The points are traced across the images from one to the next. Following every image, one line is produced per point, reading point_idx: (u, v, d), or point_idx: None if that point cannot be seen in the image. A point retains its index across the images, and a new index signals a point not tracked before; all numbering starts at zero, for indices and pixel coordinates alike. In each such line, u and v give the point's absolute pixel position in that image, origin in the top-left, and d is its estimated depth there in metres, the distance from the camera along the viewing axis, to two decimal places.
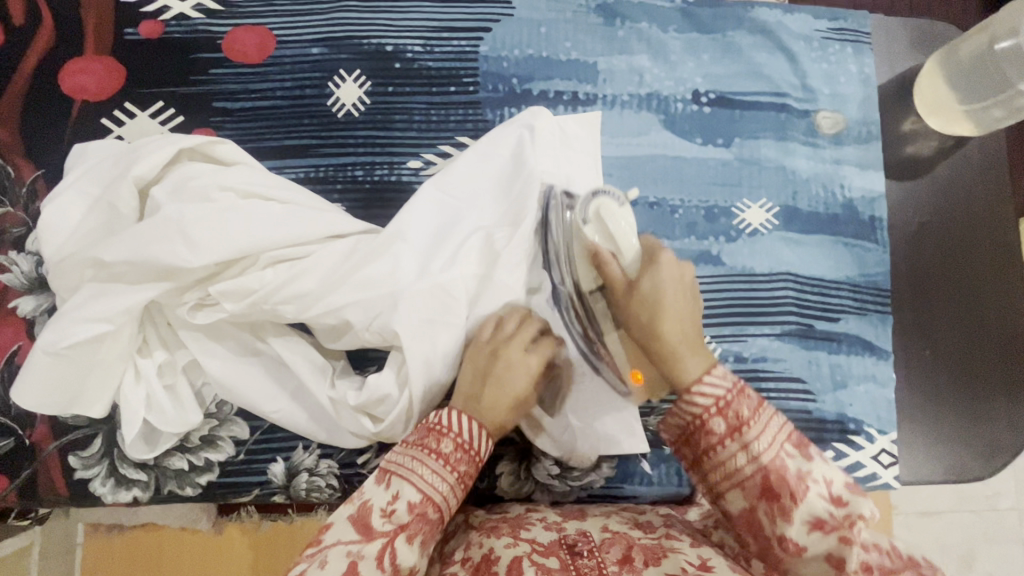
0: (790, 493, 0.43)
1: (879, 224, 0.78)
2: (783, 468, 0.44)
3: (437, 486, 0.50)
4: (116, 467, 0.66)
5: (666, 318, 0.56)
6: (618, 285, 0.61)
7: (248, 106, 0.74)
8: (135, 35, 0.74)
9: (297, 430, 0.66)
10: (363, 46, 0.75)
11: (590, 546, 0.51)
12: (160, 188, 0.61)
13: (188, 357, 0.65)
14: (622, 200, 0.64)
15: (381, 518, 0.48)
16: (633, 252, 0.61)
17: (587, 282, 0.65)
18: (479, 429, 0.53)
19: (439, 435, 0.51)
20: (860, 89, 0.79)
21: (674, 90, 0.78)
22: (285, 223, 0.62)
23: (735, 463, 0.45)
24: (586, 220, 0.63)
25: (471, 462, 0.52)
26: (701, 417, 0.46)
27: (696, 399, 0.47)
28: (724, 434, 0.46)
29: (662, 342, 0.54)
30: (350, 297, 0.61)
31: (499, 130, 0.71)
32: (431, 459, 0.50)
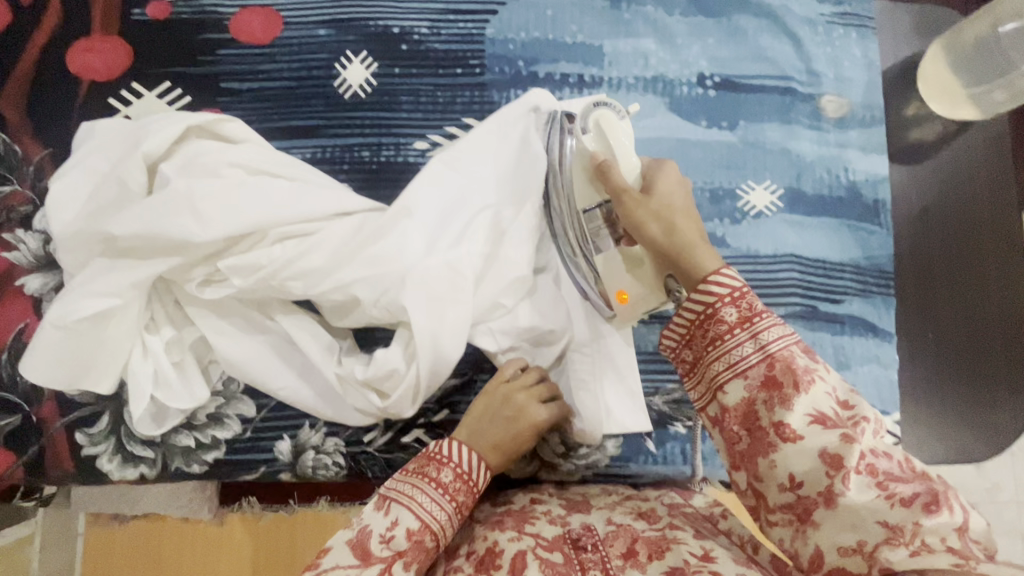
0: (794, 382, 0.42)
1: (882, 207, 0.78)
2: (791, 358, 0.43)
3: (435, 513, 0.50)
4: (123, 443, 0.67)
5: (680, 227, 0.54)
6: (624, 191, 0.56)
7: (255, 87, 0.74)
8: (142, 15, 0.74)
9: (303, 408, 0.67)
10: (370, 28, 0.76)
11: (594, 539, 0.51)
12: (169, 164, 0.61)
13: (196, 334, 0.65)
14: (623, 114, 0.61)
15: (380, 544, 0.49)
16: (635, 161, 0.58)
17: (583, 198, 0.62)
18: (479, 460, 0.53)
19: (439, 465, 0.52)
20: (865, 73, 0.80)
21: (679, 73, 0.78)
22: (293, 200, 0.62)
23: (741, 351, 0.45)
24: (586, 130, 0.60)
25: (469, 491, 0.52)
26: (712, 307, 0.46)
27: (707, 290, 0.46)
28: (733, 323, 0.45)
29: (680, 252, 0.52)
30: (358, 273, 0.62)
31: (507, 109, 0.71)
32: (429, 487, 0.51)
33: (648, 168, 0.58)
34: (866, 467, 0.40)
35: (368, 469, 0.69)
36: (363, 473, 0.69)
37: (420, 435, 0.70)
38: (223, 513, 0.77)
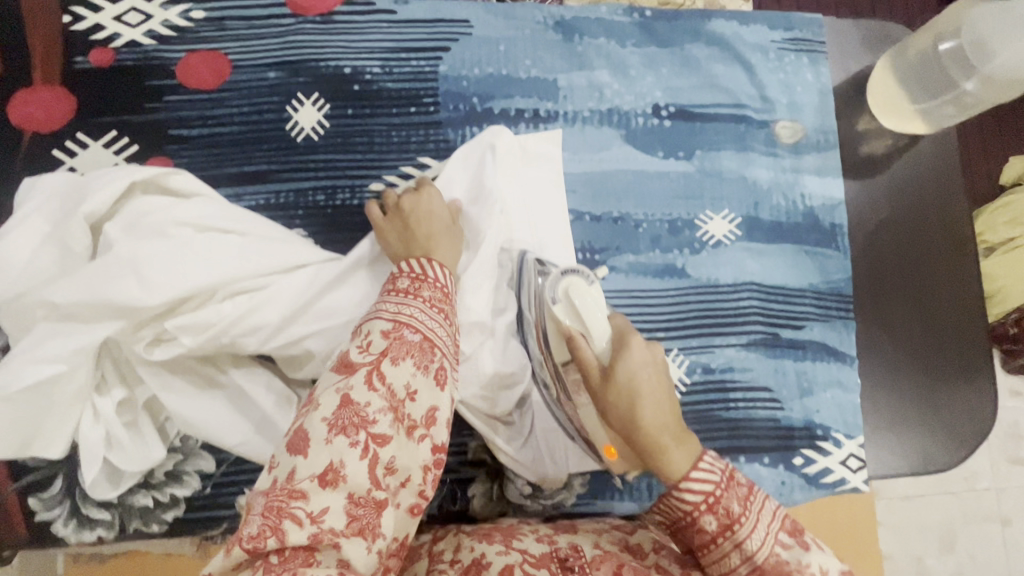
0: None
1: (840, 231, 0.79)
2: (777, 565, 0.42)
3: (406, 312, 0.52)
4: (78, 507, 0.65)
5: (646, 408, 0.47)
6: (591, 372, 0.51)
7: (206, 133, 0.73)
8: (85, 64, 0.72)
9: (263, 462, 0.65)
10: (320, 69, 0.74)
11: (581, 561, 0.50)
12: (112, 224, 0.59)
13: (148, 393, 0.64)
14: (593, 279, 0.59)
15: (360, 353, 0.49)
16: (605, 333, 0.53)
17: (559, 352, 0.59)
18: (431, 261, 0.57)
19: (395, 278, 0.55)
20: (817, 98, 0.80)
21: (634, 105, 0.78)
22: (242, 254, 0.61)
23: (730, 560, 0.43)
24: (557, 303, 0.57)
25: (438, 289, 0.55)
26: (691, 514, 0.44)
27: (686, 497, 0.44)
28: (716, 532, 0.43)
29: (642, 437, 0.46)
30: (311, 327, 0.62)
31: (464, 150, 0.70)
32: (396, 297, 0.53)
33: (620, 329, 0.53)
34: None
35: None
36: None
37: None
38: None
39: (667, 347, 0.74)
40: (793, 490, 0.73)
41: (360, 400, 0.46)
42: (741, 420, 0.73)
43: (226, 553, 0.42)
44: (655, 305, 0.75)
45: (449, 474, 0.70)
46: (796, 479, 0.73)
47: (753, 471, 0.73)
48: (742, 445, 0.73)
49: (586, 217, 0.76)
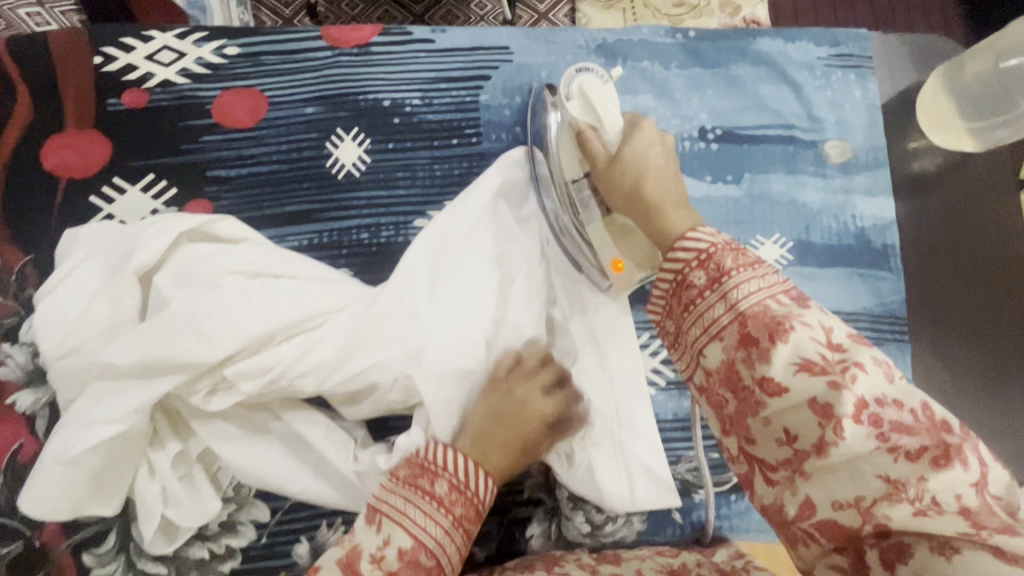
0: (769, 333, 0.41)
1: (892, 251, 0.77)
2: (764, 312, 0.42)
3: (430, 530, 0.49)
4: (133, 561, 0.64)
5: (649, 180, 0.56)
6: (599, 158, 0.60)
7: (244, 173, 0.71)
8: (118, 105, 0.70)
9: (324, 504, 0.65)
10: (359, 102, 0.72)
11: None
12: (163, 276, 0.58)
13: (201, 445, 0.63)
14: (604, 77, 0.65)
15: (371, 564, 0.48)
16: (613, 121, 0.61)
17: (569, 170, 0.65)
18: (477, 470, 0.52)
19: (433, 476, 0.51)
20: (866, 114, 0.79)
21: (680, 128, 0.76)
22: (294, 297, 0.60)
23: (713, 312, 0.44)
24: (569, 98, 0.64)
25: (468, 503, 0.51)
26: (683, 272, 0.46)
27: (677, 253, 0.47)
28: (705, 286, 0.45)
29: (648, 205, 0.54)
30: (372, 360, 0.60)
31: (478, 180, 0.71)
32: (422, 500, 0.50)
33: (628, 125, 0.61)
34: (867, 417, 0.37)
35: None
36: None
37: None
38: None
39: None
40: None
41: None
42: None
43: None
44: None
45: (505, 513, 0.69)
46: None
47: None
48: None
49: None
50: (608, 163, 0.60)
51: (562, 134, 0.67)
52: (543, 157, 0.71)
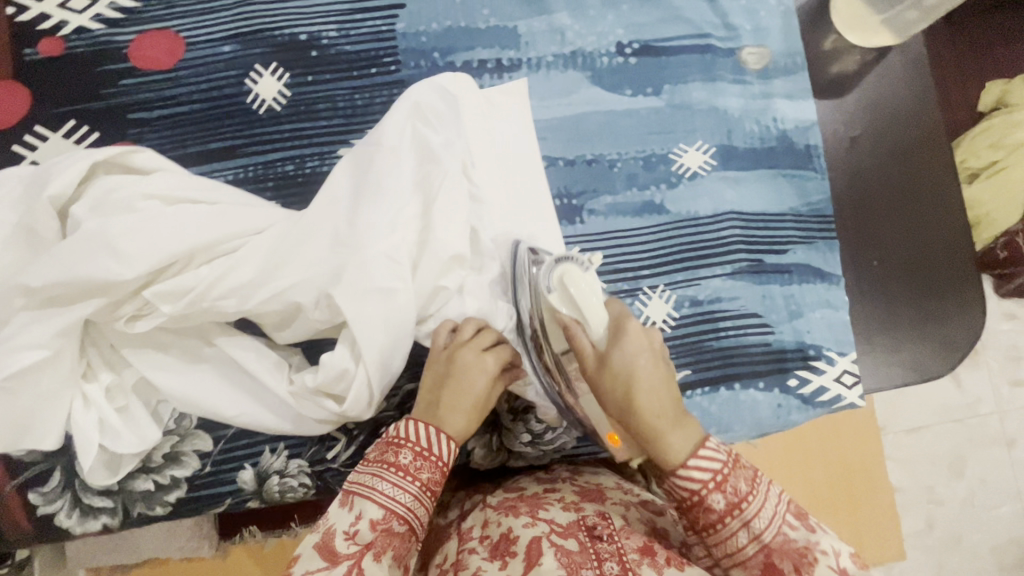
0: (795, 566, 0.42)
1: (816, 151, 0.79)
2: (785, 542, 0.43)
3: (400, 498, 0.51)
4: (79, 497, 0.65)
5: (643, 395, 0.47)
6: (587, 358, 0.51)
7: (166, 114, 0.71)
8: (35, 55, 0.71)
9: (263, 429, 0.65)
10: (276, 37, 0.73)
11: (609, 529, 0.54)
12: (78, 206, 0.58)
13: (136, 375, 0.63)
14: (588, 264, 0.56)
15: (346, 541, 0.48)
16: (602, 321, 0.52)
17: (557, 343, 0.59)
18: (437, 434, 0.54)
19: (397, 449, 0.53)
20: (781, 21, 0.80)
21: (597, 45, 0.77)
22: (210, 219, 0.60)
23: (737, 540, 0.44)
24: (551, 291, 0.55)
25: (433, 467, 0.53)
26: (698, 494, 0.44)
27: (691, 477, 0.44)
28: (723, 511, 0.44)
29: (644, 428, 0.47)
30: (293, 277, 0.60)
31: (390, 109, 0.67)
32: (390, 472, 0.51)
33: (619, 315, 0.51)
34: None
35: (336, 485, 0.68)
36: (332, 488, 0.69)
37: None
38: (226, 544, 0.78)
39: (652, 284, 0.74)
40: (790, 411, 0.74)
41: None
42: (732, 349, 0.74)
43: None
44: (638, 243, 0.75)
45: None
46: (792, 401, 0.74)
47: (748, 397, 0.73)
48: (735, 371, 0.73)
49: (560, 162, 0.75)
50: (595, 374, 0.51)
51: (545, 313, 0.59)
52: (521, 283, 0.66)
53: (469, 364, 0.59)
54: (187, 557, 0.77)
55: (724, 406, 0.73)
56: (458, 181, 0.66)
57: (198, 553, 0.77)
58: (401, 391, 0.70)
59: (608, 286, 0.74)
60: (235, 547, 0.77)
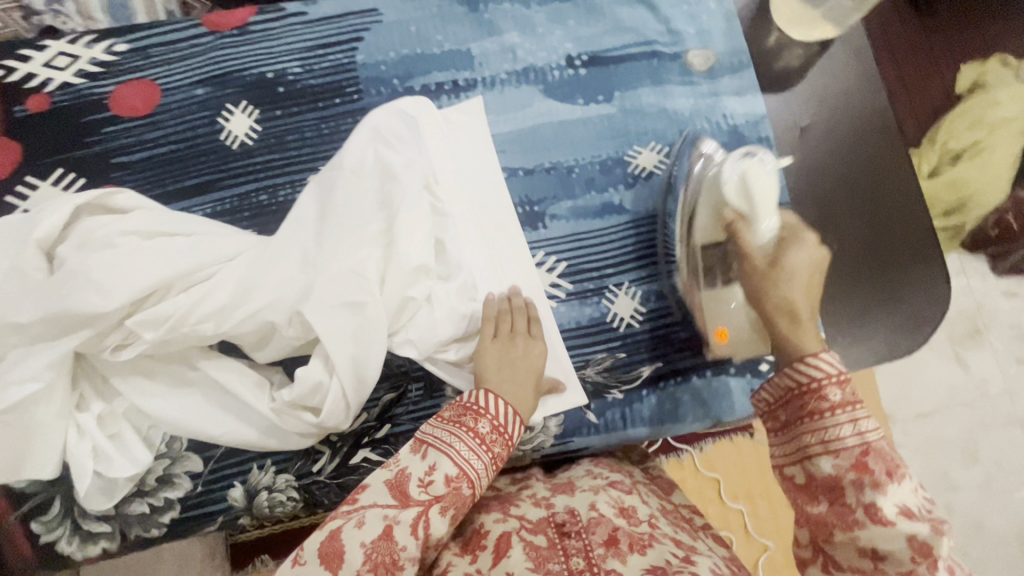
0: (886, 469, 0.47)
1: (768, 143, 0.81)
2: (883, 450, 0.48)
3: (473, 463, 0.56)
4: (79, 523, 0.68)
5: (797, 296, 0.59)
6: (748, 250, 0.63)
7: (146, 156, 0.76)
8: (23, 112, 0.76)
9: (250, 447, 0.68)
10: (245, 78, 0.78)
11: (578, 527, 0.58)
12: (65, 246, 0.63)
13: (126, 403, 0.67)
14: (767, 164, 0.66)
15: (418, 488, 0.54)
16: (771, 218, 0.63)
17: (706, 236, 0.68)
18: (514, 414, 0.61)
19: (476, 416, 0.58)
20: (723, 23, 0.84)
21: (547, 60, 0.81)
22: (189, 251, 0.64)
23: (840, 430, 0.50)
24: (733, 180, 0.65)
25: (504, 443, 0.59)
26: (818, 382, 0.52)
27: (811, 369, 0.52)
28: (836, 402, 0.51)
29: (789, 321, 0.58)
30: (266, 298, 0.63)
31: (351, 136, 0.72)
32: (467, 436, 0.57)
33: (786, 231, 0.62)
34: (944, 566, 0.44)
35: (322, 498, 0.71)
36: (318, 501, 0.71)
37: (366, 454, 0.71)
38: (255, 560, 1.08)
39: (617, 282, 0.77)
40: None
41: (398, 540, 0.51)
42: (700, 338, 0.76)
43: (291, 562, 0.51)
44: (602, 243, 0.77)
45: None
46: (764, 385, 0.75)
47: (721, 382, 0.75)
48: (705, 361, 0.75)
49: (520, 172, 0.79)
50: (761, 250, 0.62)
51: (704, 198, 0.69)
52: (682, 184, 0.74)
53: (530, 347, 0.68)
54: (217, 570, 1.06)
55: (695, 395, 0.75)
56: (420, 197, 0.70)
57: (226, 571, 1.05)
58: (380, 402, 0.73)
59: (574, 287, 0.76)
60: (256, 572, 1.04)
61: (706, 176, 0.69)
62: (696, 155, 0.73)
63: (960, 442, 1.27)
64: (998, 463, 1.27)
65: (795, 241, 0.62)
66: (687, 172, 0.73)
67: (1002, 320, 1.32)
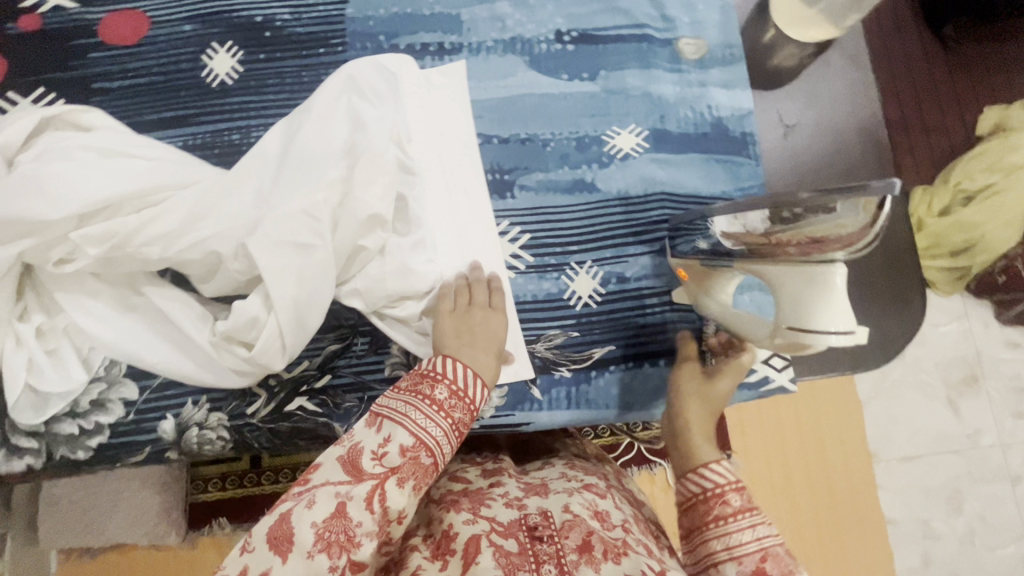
0: (783, 574, 0.49)
1: (751, 139, 0.80)
2: (780, 556, 0.50)
3: (431, 430, 0.53)
4: (7, 437, 0.67)
5: (691, 409, 0.62)
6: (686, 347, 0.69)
7: (127, 85, 0.77)
8: (14, 29, 0.77)
9: (184, 380, 0.67)
10: (232, 19, 0.79)
11: (550, 530, 0.54)
12: (26, 154, 0.63)
13: (67, 320, 0.66)
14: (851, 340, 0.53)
15: (372, 462, 0.50)
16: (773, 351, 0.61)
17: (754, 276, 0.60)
18: (473, 377, 0.58)
19: (433, 383, 0.55)
20: (719, 15, 0.83)
21: (536, 32, 0.81)
22: (146, 174, 0.64)
23: (740, 536, 0.51)
24: (789, 334, 0.56)
25: (466, 408, 0.56)
26: (720, 488, 0.53)
27: (707, 475, 0.54)
28: (738, 508, 0.52)
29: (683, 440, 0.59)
30: (214, 229, 0.63)
31: (324, 84, 0.71)
32: (424, 404, 0.54)
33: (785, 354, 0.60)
34: None
35: (252, 441, 0.70)
36: (249, 443, 0.70)
37: (303, 402, 0.70)
38: (194, 534, 1.06)
39: (579, 260, 0.75)
40: None
41: (353, 516, 0.47)
42: (659, 324, 0.74)
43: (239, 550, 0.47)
44: (569, 219, 0.76)
45: (366, 391, 0.71)
46: None
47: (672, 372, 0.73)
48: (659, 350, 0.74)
49: (494, 139, 0.78)
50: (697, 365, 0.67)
51: (775, 270, 0.56)
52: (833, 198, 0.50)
53: (485, 320, 0.65)
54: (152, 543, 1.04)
55: (645, 381, 0.73)
56: (385, 151, 0.69)
57: (164, 540, 1.04)
58: (324, 352, 0.72)
59: (534, 259, 0.75)
60: (202, 537, 1.06)
61: (819, 269, 0.53)
62: (846, 236, 0.50)
63: (945, 491, 1.22)
64: (983, 518, 1.22)
65: (733, 365, 0.65)
66: (805, 211, 0.52)
67: (1002, 371, 1.27)
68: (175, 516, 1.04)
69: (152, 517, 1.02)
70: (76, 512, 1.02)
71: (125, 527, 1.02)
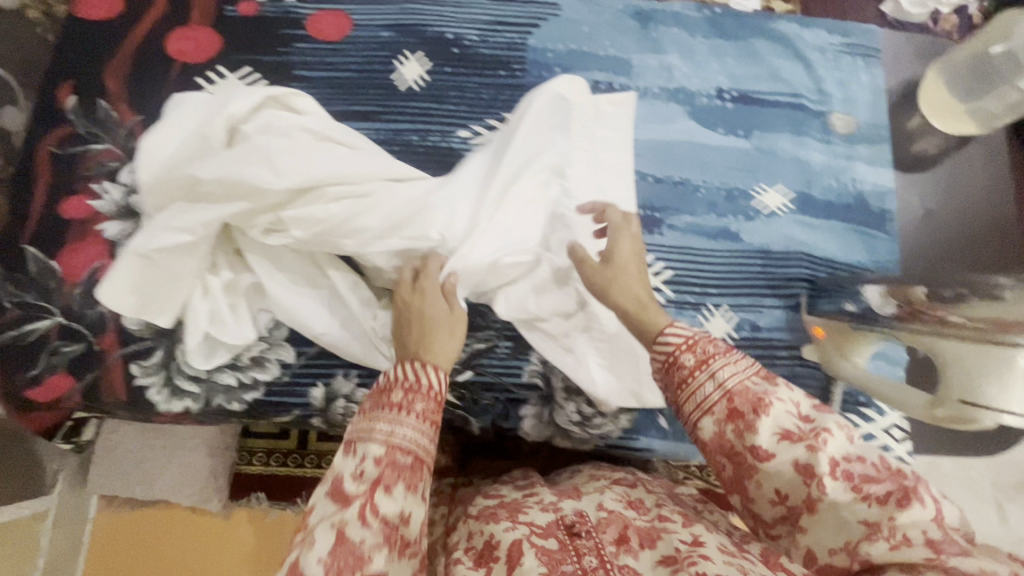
0: (753, 408, 0.45)
1: (889, 216, 0.84)
2: (748, 390, 0.46)
3: (400, 433, 0.45)
4: (172, 377, 0.72)
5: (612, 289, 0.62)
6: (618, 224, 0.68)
7: (323, 76, 0.84)
8: (234, 13, 0.86)
9: (340, 354, 0.72)
10: (426, 33, 0.86)
11: (586, 525, 0.49)
12: (252, 125, 0.70)
13: (251, 280, 0.71)
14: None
15: (353, 482, 0.44)
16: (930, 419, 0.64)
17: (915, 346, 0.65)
18: (424, 366, 0.48)
19: (387, 389, 0.47)
20: (870, 97, 0.88)
21: (700, 87, 0.87)
22: (353, 161, 0.70)
23: (704, 390, 0.47)
24: (958, 407, 0.59)
25: (427, 397, 0.47)
26: (674, 353, 0.50)
27: (662, 348, 0.51)
28: (693, 366, 0.48)
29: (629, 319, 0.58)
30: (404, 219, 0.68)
31: (525, 99, 0.76)
32: (387, 411, 0.46)
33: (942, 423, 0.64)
34: (842, 473, 0.41)
35: None
36: None
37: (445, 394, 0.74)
38: (233, 505, 1.06)
39: (717, 303, 0.78)
40: None
41: (354, 538, 0.42)
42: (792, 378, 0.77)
43: None
44: (711, 263, 0.80)
45: (503, 392, 0.75)
46: None
47: None
48: None
49: (649, 178, 0.83)
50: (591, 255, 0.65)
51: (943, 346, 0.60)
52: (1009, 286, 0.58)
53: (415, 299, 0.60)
54: (193, 506, 1.04)
55: None
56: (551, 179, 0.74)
57: (205, 505, 1.03)
58: (469, 349, 0.75)
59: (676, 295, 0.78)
60: (239, 509, 1.06)
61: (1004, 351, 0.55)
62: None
63: None
64: None
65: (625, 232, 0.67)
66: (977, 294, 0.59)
67: None
68: (220, 484, 1.02)
69: (198, 481, 1.00)
70: (120, 467, 1.00)
71: (171, 486, 1.00)
